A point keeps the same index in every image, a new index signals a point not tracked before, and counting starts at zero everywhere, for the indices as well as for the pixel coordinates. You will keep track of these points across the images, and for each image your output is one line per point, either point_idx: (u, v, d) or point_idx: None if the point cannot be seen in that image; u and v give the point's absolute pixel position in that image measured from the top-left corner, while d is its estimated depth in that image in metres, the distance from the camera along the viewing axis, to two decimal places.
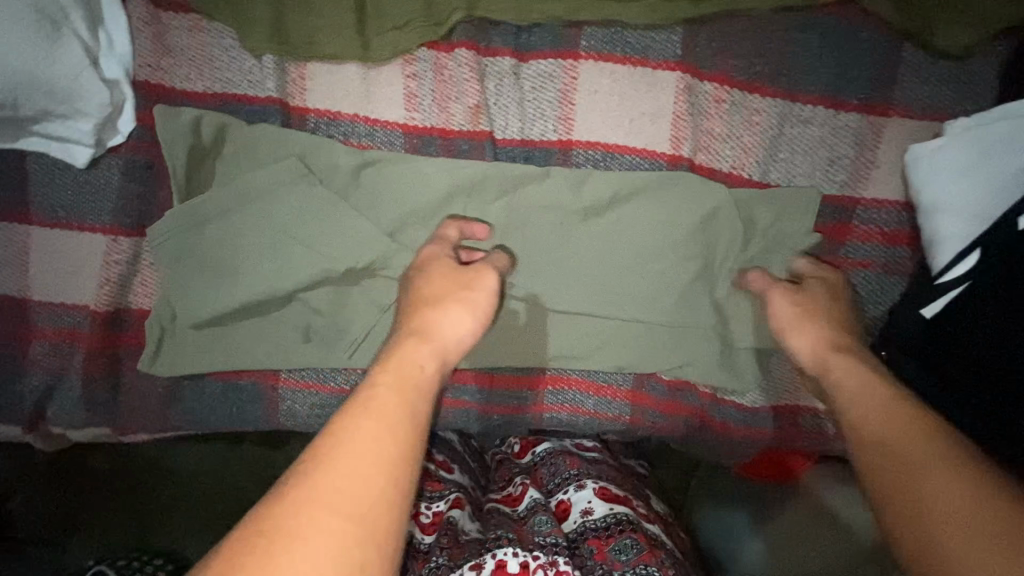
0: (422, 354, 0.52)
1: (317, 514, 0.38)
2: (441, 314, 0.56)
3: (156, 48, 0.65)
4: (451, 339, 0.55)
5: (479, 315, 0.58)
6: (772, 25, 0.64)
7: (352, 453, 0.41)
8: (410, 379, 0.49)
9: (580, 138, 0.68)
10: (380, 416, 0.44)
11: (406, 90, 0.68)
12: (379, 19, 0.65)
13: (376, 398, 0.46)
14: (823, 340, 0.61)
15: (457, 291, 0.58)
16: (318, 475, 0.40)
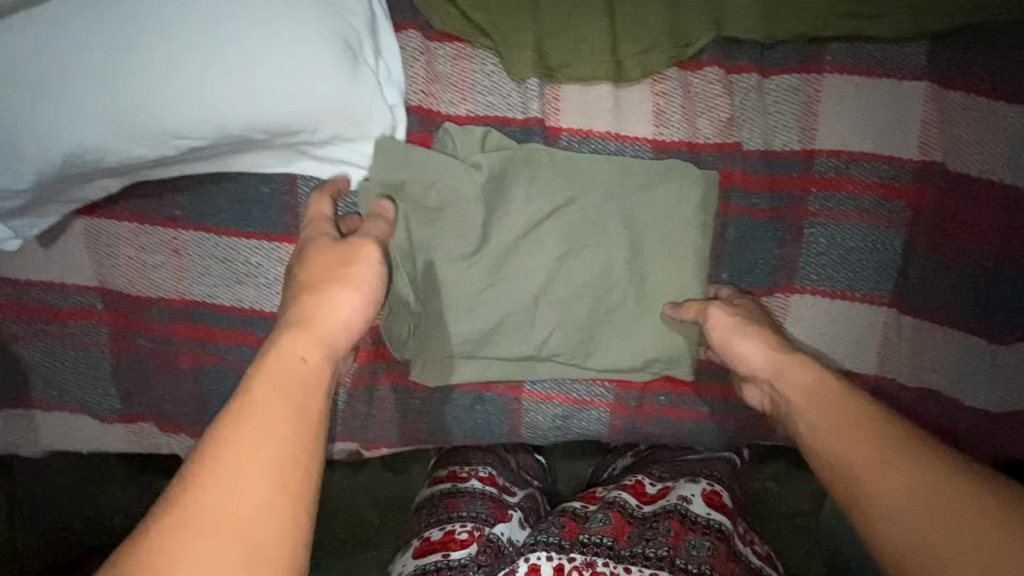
0: (308, 348, 0.50)
1: (203, 533, 0.41)
2: (332, 297, 0.54)
3: (427, 75, 0.70)
4: (336, 322, 0.54)
5: (367, 287, 0.56)
6: (1020, 35, 0.67)
7: (250, 461, 0.43)
8: (293, 382, 0.48)
9: (822, 148, 0.70)
10: (265, 417, 0.45)
11: (655, 107, 0.71)
12: (632, 41, 0.68)
13: (265, 399, 0.46)
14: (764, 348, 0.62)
15: (338, 270, 0.56)
16: (204, 497, 0.42)
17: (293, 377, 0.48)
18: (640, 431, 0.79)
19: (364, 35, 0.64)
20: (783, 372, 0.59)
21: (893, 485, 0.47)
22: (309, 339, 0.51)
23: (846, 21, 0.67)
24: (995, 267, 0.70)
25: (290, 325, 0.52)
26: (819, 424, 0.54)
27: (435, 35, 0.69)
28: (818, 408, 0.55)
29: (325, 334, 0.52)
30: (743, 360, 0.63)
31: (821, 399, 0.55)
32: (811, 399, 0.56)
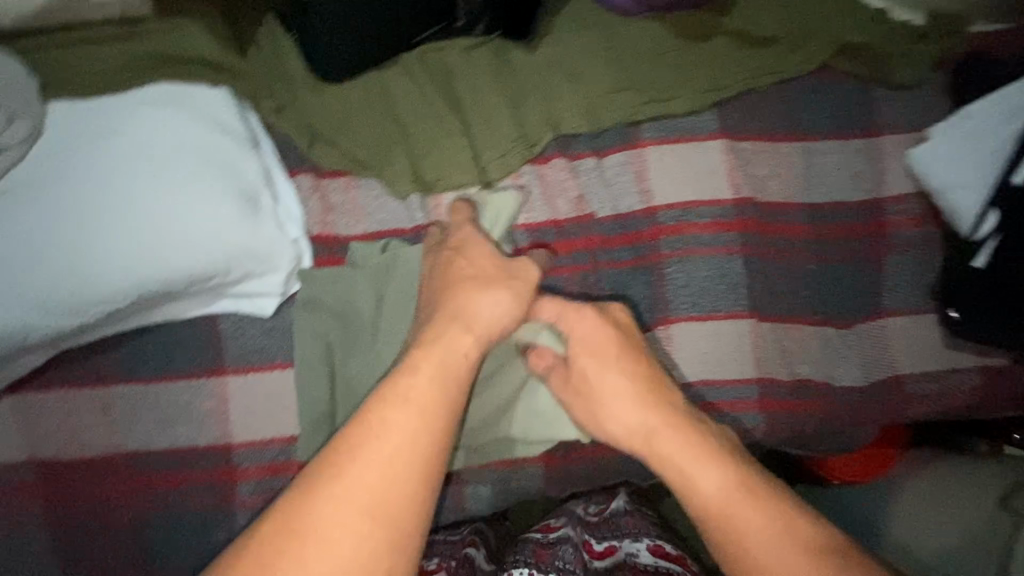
0: (466, 342, 0.68)
1: (347, 511, 0.56)
2: (487, 293, 0.71)
3: (322, 208, 0.81)
4: (492, 322, 0.70)
5: (521, 298, 0.72)
6: (777, 93, 0.86)
7: (393, 449, 0.59)
8: (452, 370, 0.66)
9: (660, 204, 0.86)
10: (411, 410, 0.61)
11: (519, 197, 0.85)
12: (488, 151, 0.85)
13: (414, 395, 0.62)
14: (633, 415, 0.74)
15: (503, 277, 0.72)
16: (353, 469, 0.58)
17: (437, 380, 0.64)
18: (577, 478, 0.85)
19: (261, 187, 0.75)
20: (654, 440, 0.73)
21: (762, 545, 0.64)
22: (462, 332, 0.68)
23: (647, 108, 0.87)
24: (818, 267, 0.85)
25: (453, 321, 0.69)
26: (723, 512, 0.67)
27: (325, 174, 0.82)
28: (717, 494, 0.68)
29: (482, 329, 0.70)
30: (612, 426, 0.75)
31: (717, 491, 0.68)
32: (715, 501, 0.68)
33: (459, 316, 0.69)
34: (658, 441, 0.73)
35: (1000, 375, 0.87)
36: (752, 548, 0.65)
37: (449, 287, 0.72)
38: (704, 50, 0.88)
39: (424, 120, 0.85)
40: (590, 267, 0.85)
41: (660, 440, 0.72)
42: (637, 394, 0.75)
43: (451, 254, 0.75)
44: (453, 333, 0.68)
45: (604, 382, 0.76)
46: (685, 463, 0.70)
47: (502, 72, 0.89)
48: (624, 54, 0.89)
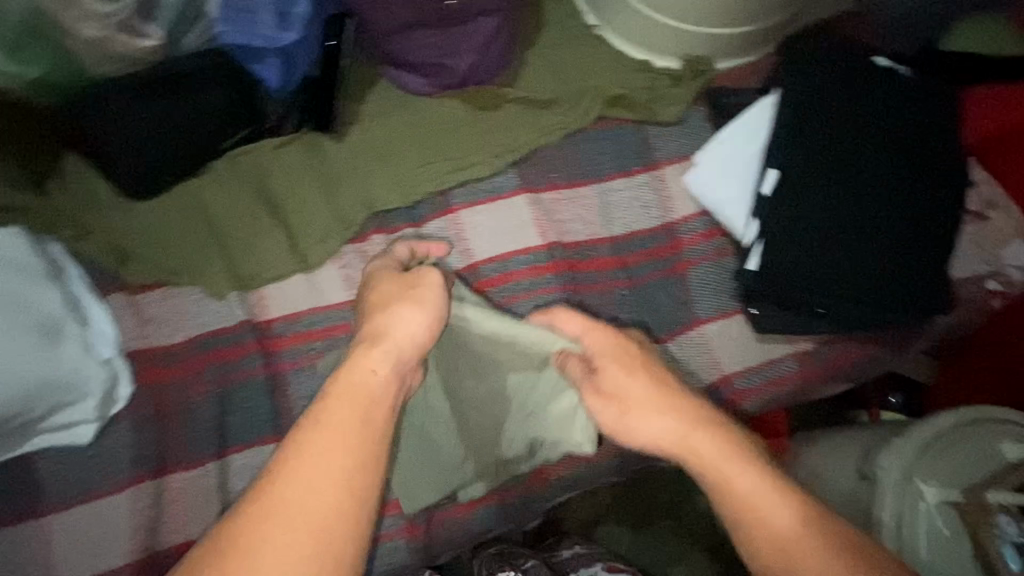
0: (376, 359, 0.68)
1: (276, 530, 0.55)
2: (398, 312, 0.72)
3: (139, 322, 0.81)
4: (405, 338, 0.71)
5: (432, 311, 0.74)
6: (565, 146, 0.97)
7: (319, 467, 0.58)
8: (363, 393, 0.65)
9: (480, 259, 0.92)
10: (329, 434, 0.60)
11: (344, 277, 0.88)
12: (307, 239, 0.89)
13: (328, 422, 0.61)
14: (671, 428, 0.73)
15: (402, 294, 0.74)
16: (274, 504, 0.56)
17: (349, 395, 0.64)
18: (441, 541, 0.86)
19: (62, 315, 0.75)
20: (697, 448, 0.71)
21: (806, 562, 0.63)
22: (383, 351, 0.69)
23: (454, 176, 0.94)
24: (629, 292, 0.93)
25: (363, 344, 0.70)
26: (755, 521, 0.66)
27: (139, 288, 0.83)
28: (760, 504, 0.66)
29: (401, 344, 0.70)
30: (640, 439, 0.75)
31: (757, 496, 0.67)
32: (774, 521, 0.65)
33: (372, 338, 0.70)
34: (697, 443, 0.72)
35: (814, 356, 0.94)
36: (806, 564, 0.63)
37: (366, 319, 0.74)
38: (495, 118, 0.97)
39: (239, 221, 0.88)
40: None
41: (698, 439, 0.72)
42: (666, 408, 0.74)
43: (358, 300, 0.78)
44: (370, 354, 0.68)
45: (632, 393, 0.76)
46: (725, 466, 0.69)
47: (314, 163, 0.94)
48: (426, 131, 0.97)
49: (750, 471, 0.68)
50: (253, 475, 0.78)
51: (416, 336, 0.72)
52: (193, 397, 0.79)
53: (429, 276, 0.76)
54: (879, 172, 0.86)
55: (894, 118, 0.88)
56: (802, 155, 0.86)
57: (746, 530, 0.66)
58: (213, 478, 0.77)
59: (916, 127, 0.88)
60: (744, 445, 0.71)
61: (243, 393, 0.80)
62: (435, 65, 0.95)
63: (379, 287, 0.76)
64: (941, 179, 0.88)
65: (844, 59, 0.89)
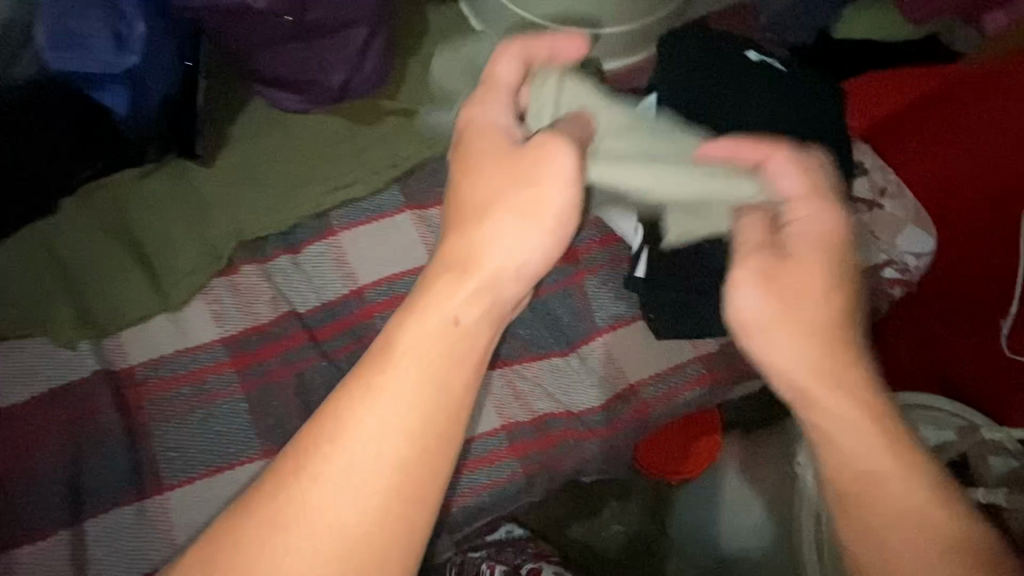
0: (468, 308, 0.50)
1: (319, 501, 0.43)
2: (506, 217, 0.52)
3: None
4: (508, 260, 0.52)
5: (548, 222, 0.53)
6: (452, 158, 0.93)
7: (391, 417, 0.45)
8: (458, 347, 0.49)
9: (366, 283, 0.86)
10: (385, 414, 0.45)
11: (213, 313, 0.82)
12: (169, 275, 0.83)
13: (397, 389, 0.46)
14: (811, 357, 0.55)
15: (524, 164, 0.53)
16: (302, 513, 0.43)
17: (458, 345, 0.49)
18: None
19: None
20: (818, 395, 0.54)
21: (924, 538, 0.49)
22: (483, 282, 0.51)
23: (330, 196, 0.89)
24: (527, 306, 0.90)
25: (447, 270, 0.51)
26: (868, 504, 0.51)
27: None
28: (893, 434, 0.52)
29: (494, 280, 0.51)
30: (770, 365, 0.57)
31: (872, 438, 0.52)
32: (893, 499, 0.50)
33: (465, 259, 0.51)
34: (842, 378, 0.54)
35: (717, 359, 0.91)
36: (879, 513, 0.50)
37: (456, 193, 0.55)
38: (375, 133, 0.93)
39: (94, 260, 0.82)
40: (304, 364, 0.82)
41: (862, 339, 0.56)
42: (795, 329, 0.55)
43: (466, 154, 0.57)
44: (452, 280, 0.50)
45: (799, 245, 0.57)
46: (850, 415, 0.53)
47: (179, 191, 0.88)
48: (299, 152, 0.92)
49: (859, 425, 0.52)
50: (112, 539, 0.72)
51: (527, 262, 0.53)
52: (43, 458, 0.73)
53: (568, 128, 0.58)
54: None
55: (769, 115, 0.85)
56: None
57: (856, 508, 0.51)
58: (66, 545, 0.71)
59: (793, 123, 0.85)
60: (847, 391, 0.53)
61: (99, 449, 0.74)
62: (305, 80, 0.90)
63: (495, 73, 0.61)
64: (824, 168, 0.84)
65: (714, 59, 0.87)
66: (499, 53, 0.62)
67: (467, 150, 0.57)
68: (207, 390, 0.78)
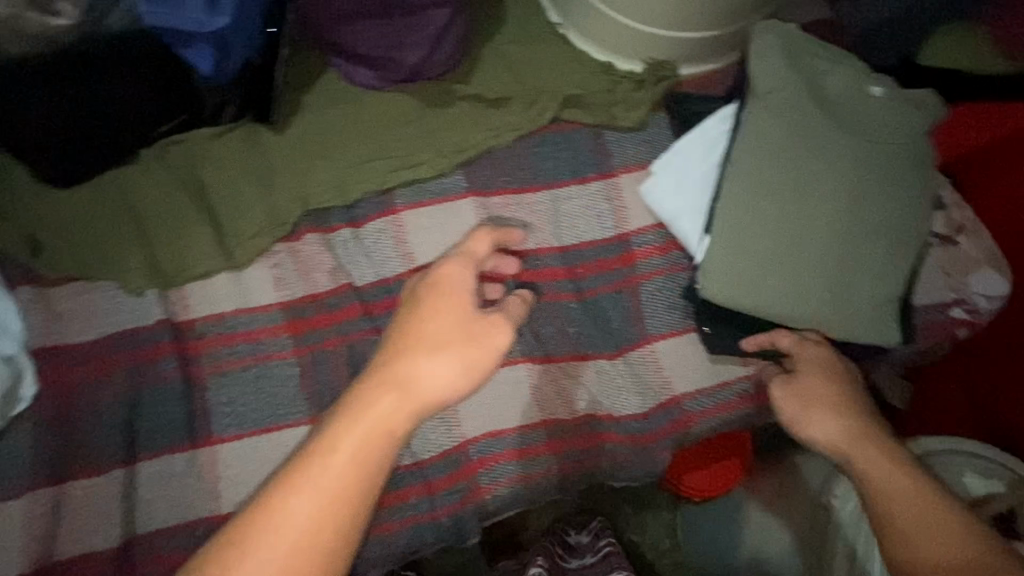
0: (399, 413, 0.64)
1: (261, 553, 0.57)
2: (426, 364, 0.66)
3: (47, 318, 0.76)
4: (435, 396, 0.65)
5: (473, 365, 0.67)
6: (518, 148, 0.92)
7: (301, 509, 0.59)
8: (376, 436, 0.63)
9: (422, 264, 0.87)
10: (319, 493, 0.59)
11: (274, 277, 0.84)
12: (236, 235, 0.84)
13: (324, 480, 0.60)
14: (835, 428, 0.73)
15: (460, 322, 0.68)
16: (230, 565, 0.57)
17: (366, 447, 0.62)
18: (366, 559, 0.81)
19: None
20: (858, 458, 0.70)
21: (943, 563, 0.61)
22: (391, 395, 0.64)
23: (395, 175, 0.90)
24: (578, 305, 0.89)
25: (378, 381, 0.64)
26: (924, 530, 0.63)
27: (52, 281, 0.78)
28: (918, 507, 0.64)
29: (414, 393, 0.64)
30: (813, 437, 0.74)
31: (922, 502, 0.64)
32: (911, 507, 0.64)
33: (384, 381, 0.64)
34: (869, 454, 0.70)
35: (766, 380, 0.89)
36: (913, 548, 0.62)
37: (410, 326, 0.68)
38: (445, 116, 0.93)
39: (164, 212, 0.84)
40: (355, 336, 0.83)
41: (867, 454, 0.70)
42: (839, 409, 0.74)
43: (421, 300, 0.69)
44: (379, 395, 0.64)
45: (813, 378, 0.77)
46: (880, 473, 0.68)
47: (252, 154, 0.89)
48: (368, 127, 0.92)
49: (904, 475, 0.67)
50: (162, 485, 0.74)
51: (464, 381, 0.67)
52: (103, 400, 0.75)
53: (514, 301, 0.74)
54: (839, 192, 0.80)
55: (860, 137, 0.81)
56: (757, 167, 0.80)
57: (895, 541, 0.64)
58: (118, 485, 0.73)
59: (902, 150, 0.82)
60: (877, 454, 0.69)
61: (157, 396, 0.76)
62: (384, 58, 0.90)
63: (472, 249, 0.74)
64: (906, 206, 0.82)
65: (817, 71, 0.83)
66: (480, 233, 0.77)
67: (432, 280, 0.71)
68: (263, 350, 0.80)
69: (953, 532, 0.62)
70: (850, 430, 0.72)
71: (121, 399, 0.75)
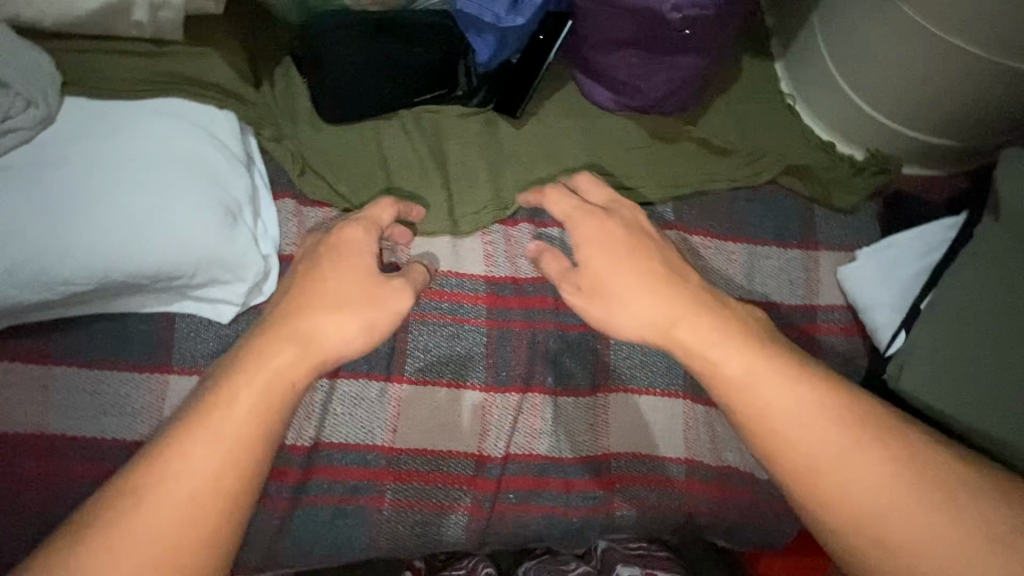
0: (285, 356, 0.66)
1: (167, 494, 0.59)
2: (331, 318, 0.68)
3: (298, 232, 0.86)
4: (334, 349, 0.68)
5: (370, 326, 0.70)
6: (727, 198, 0.97)
7: (204, 454, 0.60)
8: (276, 391, 0.64)
9: None
10: (218, 438, 0.61)
11: (485, 252, 0.91)
12: (463, 207, 0.92)
13: (224, 429, 0.61)
14: (650, 311, 0.70)
15: (359, 283, 0.70)
16: (156, 496, 0.58)
17: (275, 381, 0.64)
18: (497, 532, 0.84)
19: (244, 202, 0.81)
20: (708, 363, 0.67)
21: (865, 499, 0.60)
22: (290, 342, 0.66)
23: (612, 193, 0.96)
24: None
25: (283, 340, 0.66)
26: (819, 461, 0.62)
27: (307, 202, 0.88)
28: (807, 435, 0.62)
29: (325, 338, 0.67)
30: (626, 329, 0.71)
31: (803, 417, 0.63)
32: (824, 454, 0.62)
33: (296, 311, 0.68)
34: (762, 393, 0.64)
35: None
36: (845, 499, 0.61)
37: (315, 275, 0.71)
38: (669, 151, 0.98)
39: (410, 169, 0.93)
40: (539, 324, 0.89)
41: (683, 330, 0.68)
42: (649, 297, 0.70)
43: (332, 259, 0.72)
44: (274, 343, 0.66)
45: (607, 274, 0.72)
46: (764, 393, 0.64)
47: (490, 140, 0.98)
48: (596, 144, 1.00)
49: (823, 418, 0.63)
50: (352, 404, 0.80)
51: (373, 329, 0.70)
52: None
53: (417, 271, 0.78)
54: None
55: None
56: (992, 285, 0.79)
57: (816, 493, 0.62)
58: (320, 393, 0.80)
59: None
60: (773, 389, 0.64)
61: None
62: (630, 85, 0.97)
63: (375, 216, 0.78)
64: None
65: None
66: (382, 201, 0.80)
67: (332, 241, 0.74)
68: (460, 313, 0.87)
69: (874, 468, 0.61)
70: (675, 311, 0.69)
71: None
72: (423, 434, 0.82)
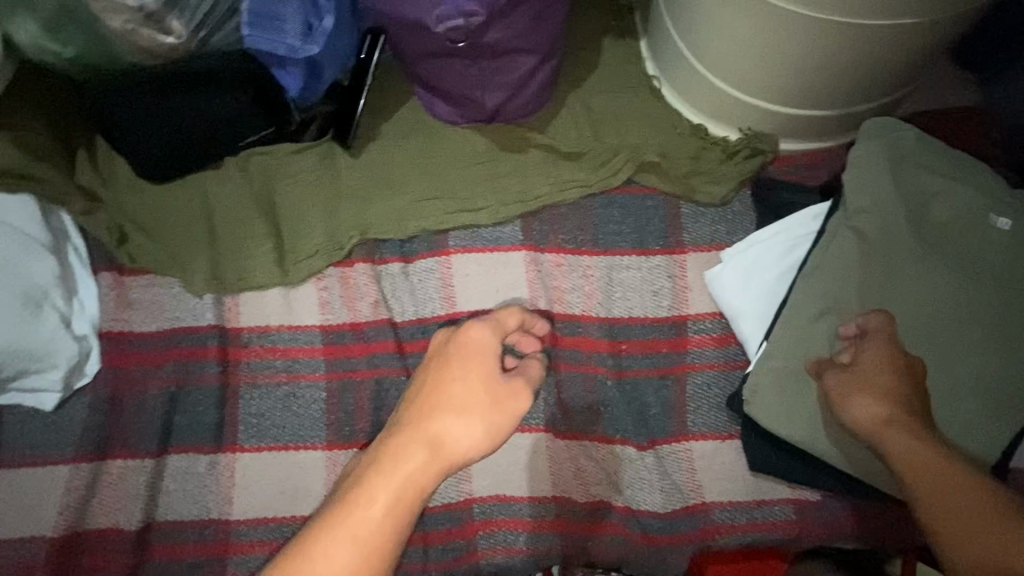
0: (419, 457, 0.62)
1: None
2: (455, 419, 0.66)
3: (120, 305, 0.83)
4: (459, 452, 0.65)
5: (491, 421, 0.68)
6: (583, 208, 0.88)
7: (338, 556, 0.56)
8: (408, 489, 0.61)
9: (463, 310, 0.86)
10: (352, 538, 0.57)
11: (320, 299, 0.86)
12: (294, 254, 0.87)
13: (364, 522, 0.58)
14: (861, 407, 0.70)
15: (485, 379, 0.69)
16: None
17: (412, 486, 0.61)
18: None
19: (50, 287, 0.78)
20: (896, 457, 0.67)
21: None
22: (421, 438, 0.64)
23: (456, 216, 0.88)
24: (614, 383, 0.84)
25: (418, 438, 0.64)
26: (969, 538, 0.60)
27: (128, 271, 0.85)
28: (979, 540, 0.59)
29: (452, 438, 0.65)
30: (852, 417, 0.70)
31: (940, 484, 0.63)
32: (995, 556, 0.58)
33: (432, 404, 0.67)
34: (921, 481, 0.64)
35: (815, 510, 0.80)
36: None
37: (439, 368, 0.70)
38: (517, 162, 0.90)
39: (235, 221, 0.88)
40: (383, 372, 0.84)
41: (889, 426, 0.68)
42: (871, 392, 0.70)
43: (457, 358, 0.70)
44: (411, 439, 0.64)
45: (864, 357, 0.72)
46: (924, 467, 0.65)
47: (325, 173, 0.91)
48: (436, 163, 0.91)
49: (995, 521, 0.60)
50: (184, 480, 0.79)
51: (502, 423, 0.68)
52: (149, 389, 0.81)
53: (533, 366, 0.73)
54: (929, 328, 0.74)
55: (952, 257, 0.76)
56: (846, 278, 0.77)
57: None
58: (147, 473, 0.78)
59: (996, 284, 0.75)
60: (932, 474, 0.64)
61: (194, 396, 0.81)
62: (463, 96, 0.88)
63: (501, 320, 0.75)
64: (986, 342, 0.74)
65: (922, 189, 0.78)
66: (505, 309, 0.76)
67: (454, 344, 0.71)
68: (296, 370, 0.83)
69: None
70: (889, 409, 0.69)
71: (168, 391, 0.81)
72: (263, 500, 0.79)
